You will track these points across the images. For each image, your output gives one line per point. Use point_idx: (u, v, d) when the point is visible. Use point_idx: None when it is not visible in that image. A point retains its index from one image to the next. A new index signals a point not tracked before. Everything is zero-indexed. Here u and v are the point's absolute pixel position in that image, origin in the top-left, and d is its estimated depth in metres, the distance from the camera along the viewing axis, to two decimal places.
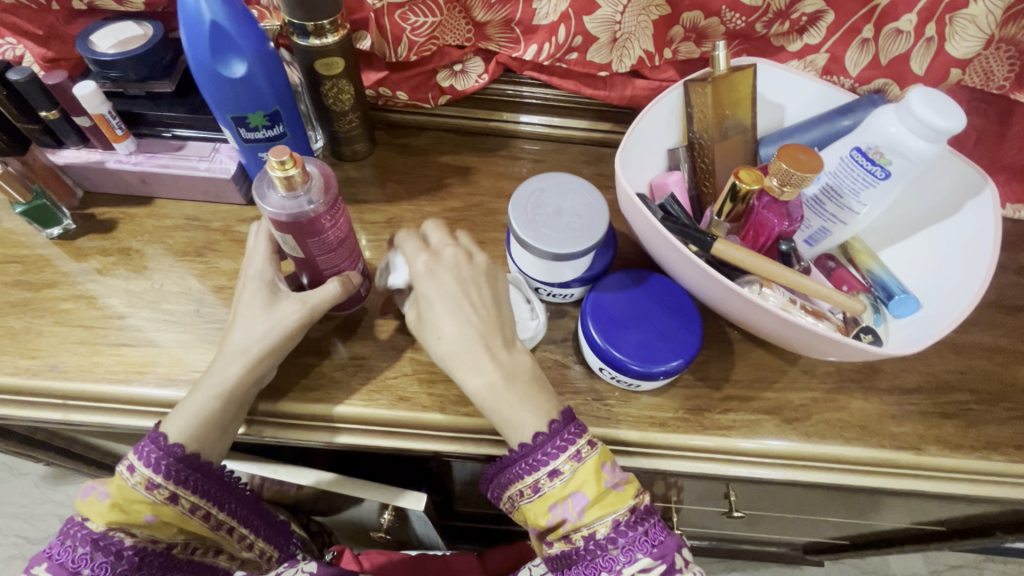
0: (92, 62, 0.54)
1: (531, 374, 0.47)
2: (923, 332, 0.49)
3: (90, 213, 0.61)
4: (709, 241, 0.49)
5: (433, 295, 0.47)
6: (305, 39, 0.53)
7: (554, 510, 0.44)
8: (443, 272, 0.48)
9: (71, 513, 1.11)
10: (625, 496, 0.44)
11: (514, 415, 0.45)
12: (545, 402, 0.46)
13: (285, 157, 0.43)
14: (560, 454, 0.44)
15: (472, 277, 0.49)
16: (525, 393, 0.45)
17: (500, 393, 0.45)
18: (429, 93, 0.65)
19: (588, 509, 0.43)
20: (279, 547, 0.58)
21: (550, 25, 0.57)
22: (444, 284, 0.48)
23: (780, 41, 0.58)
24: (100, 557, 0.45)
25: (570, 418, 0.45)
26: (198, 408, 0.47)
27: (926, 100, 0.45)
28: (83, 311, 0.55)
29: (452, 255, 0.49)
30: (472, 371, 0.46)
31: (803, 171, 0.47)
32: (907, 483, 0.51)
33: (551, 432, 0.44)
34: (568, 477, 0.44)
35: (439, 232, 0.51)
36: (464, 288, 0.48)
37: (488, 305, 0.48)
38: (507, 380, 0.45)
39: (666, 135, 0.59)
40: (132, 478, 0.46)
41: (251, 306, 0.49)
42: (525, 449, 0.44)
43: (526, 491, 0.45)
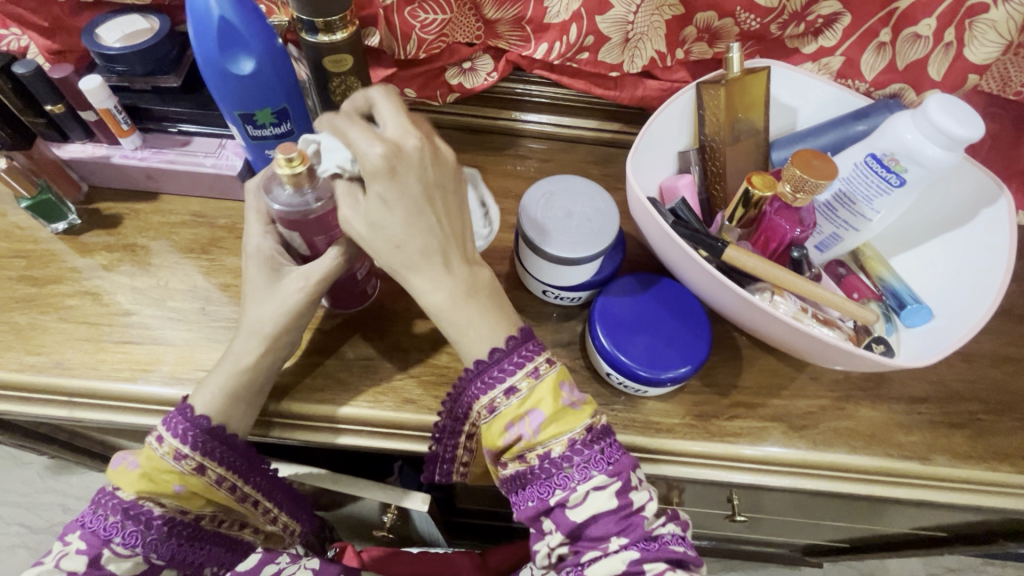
0: (98, 56, 0.53)
1: (490, 288, 0.45)
2: (936, 343, 0.49)
3: (96, 208, 0.61)
4: (719, 247, 0.49)
5: (396, 200, 0.41)
6: (313, 36, 0.52)
7: (510, 429, 0.41)
8: (407, 173, 0.40)
9: (74, 503, 1.11)
10: (582, 415, 0.42)
11: (472, 330, 0.43)
12: (504, 316, 0.44)
13: (294, 154, 0.42)
14: (516, 371, 0.42)
15: (437, 181, 0.42)
16: (486, 309, 0.44)
17: (459, 306, 0.43)
18: (437, 91, 0.64)
19: (544, 425, 0.41)
20: (302, 521, 0.58)
21: (561, 24, 0.56)
22: (407, 189, 0.41)
23: (795, 43, 0.58)
24: (130, 526, 0.45)
25: (529, 337, 0.44)
26: (224, 382, 0.48)
27: (944, 107, 0.44)
28: (88, 307, 0.54)
29: (417, 150, 0.41)
30: (429, 283, 0.43)
31: (817, 178, 0.46)
32: (913, 493, 0.51)
33: (510, 348, 0.43)
34: (525, 394, 0.41)
35: (400, 120, 0.42)
36: (427, 194, 0.42)
37: (451, 214, 0.43)
38: (467, 293, 0.43)
39: (678, 137, 0.58)
40: (160, 448, 0.45)
41: (256, 286, 0.49)
42: (482, 366, 0.43)
43: (482, 411, 0.43)
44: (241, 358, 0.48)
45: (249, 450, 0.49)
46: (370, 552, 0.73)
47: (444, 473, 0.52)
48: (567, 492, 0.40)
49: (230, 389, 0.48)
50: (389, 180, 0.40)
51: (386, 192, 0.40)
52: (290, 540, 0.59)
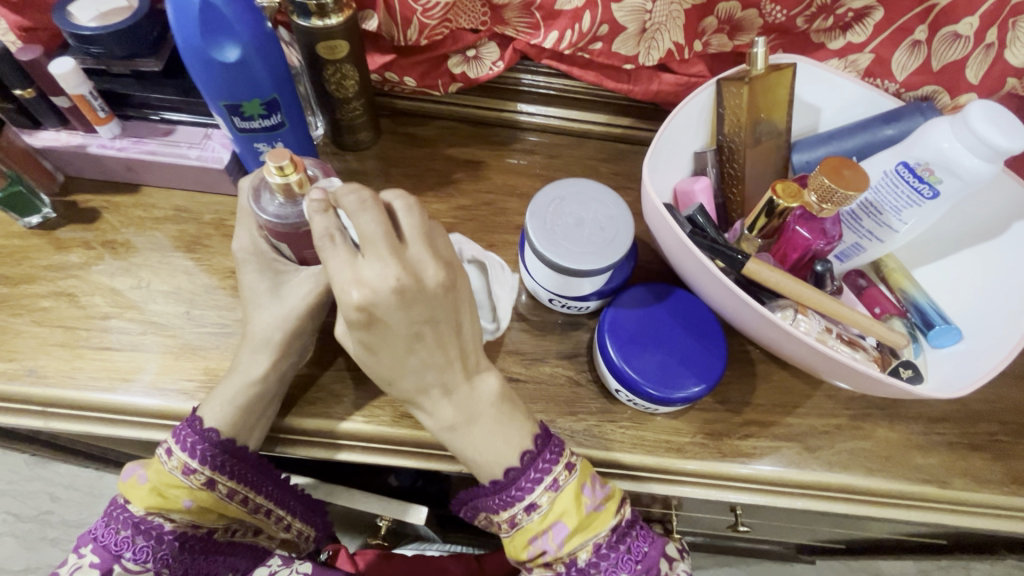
0: (71, 36, 0.49)
1: (496, 402, 0.43)
2: (965, 368, 0.47)
3: (73, 200, 0.57)
4: (739, 260, 0.46)
5: (381, 346, 0.39)
6: (306, 19, 0.48)
7: (534, 543, 0.41)
8: (386, 317, 0.37)
9: (62, 491, 1.09)
10: (607, 516, 0.41)
11: (478, 453, 0.42)
12: (515, 432, 0.42)
13: (285, 162, 0.39)
14: (536, 487, 0.41)
15: (427, 314, 0.38)
16: (492, 431, 0.42)
17: (463, 433, 0.42)
18: (439, 80, 0.60)
19: (569, 538, 0.40)
20: (317, 526, 0.55)
21: (573, 11, 0.52)
22: (389, 333, 0.38)
23: (822, 37, 0.54)
24: (142, 541, 0.43)
25: (548, 436, 0.43)
26: (233, 396, 0.45)
27: (988, 114, 0.41)
28: (64, 309, 0.51)
29: (396, 287, 0.36)
30: (432, 409, 0.42)
31: (847, 189, 0.43)
32: (926, 515, 0.50)
33: (525, 464, 0.41)
34: (546, 509, 0.41)
35: (376, 249, 0.37)
36: (418, 331, 0.38)
37: (445, 340, 0.40)
38: (468, 419, 0.42)
39: (694, 136, 0.55)
40: (170, 462, 0.44)
41: (257, 292, 0.47)
42: (499, 484, 0.42)
43: (503, 524, 0.43)
44: (251, 371, 0.46)
45: (263, 462, 0.47)
46: (364, 557, 0.67)
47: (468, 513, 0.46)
48: None
49: (239, 403, 0.45)
50: (370, 329, 0.38)
51: (368, 338, 0.38)
52: (307, 544, 0.56)
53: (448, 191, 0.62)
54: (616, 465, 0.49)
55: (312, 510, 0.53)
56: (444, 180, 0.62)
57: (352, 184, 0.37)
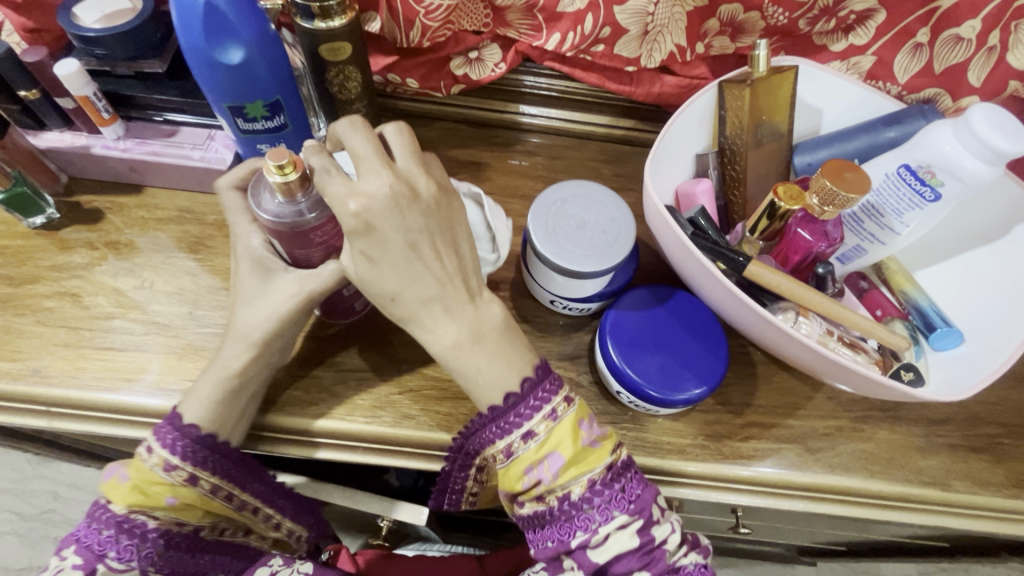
0: (75, 38, 0.49)
1: (499, 327, 0.42)
2: (968, 371, 0.47)
3: (76, 201, 0.57)
4: (741, 261, 0.46)
5: (381, 254, 0.38)
6: (308, 21, 0.48)
7: (529, 473, 0.40)
8: (384, 224, 0.38)
9: (65, 490, 1.09)
10: (602, 453, 0.41)
11: (483, 376, 0.41)
12: (516, 355, 0.41)
13: (285, 161, 0.39)
14: (533, 415, 0.40)
15: (422, 223, 0.39)
16: (495, 352, 0.41)
17: (467, 354, 0.40)
18: (441, 82, 0.60)
19: (565, 469, 0.40)
20: (307, 524, 0.56)
21: (576, 14, 0.52)
22: (388, 241, 0.38)
23: (824, 40, 0.54)
24: (125, 540, 0.43)
25: (547, 371, 0.42)
26: (212, 391, 0.45)
27: (990, 118, 0.41)
28: (67, 309, 0.51)
29: (390, 193, 0.38)
30: (434, 330, 0.40)
31: (849, 192, 0.43)
32: (927, 518, 0.50)
33: (524, 391, 0.41)
34: (543, 438, 0.40)
35: (371, 163, 0.38)
36: (415, 241, 0.39)
37: (443, 254, 0.40)
38: (474, 338, 0.41)
39: (696, 139, 0.55)
40: (150, 459, 0.43)
41: (246, 286, 0.46)
42: (496, 411, 0.41)
43: (498, 455, 0.41)
44: (231, 365, 0.45)
45: (245, 458, 0.47)
46: (364, 556, 0.67)
47: (454, 502, 0.51)
48: (589, 533, 0.39)
49: (218, 398, 0.45)
50: (369, 237, 0.38)
51: (368, 248, 0.38)
52: (297, 543, 0.56)
53: None
54: None
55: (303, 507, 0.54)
56: None
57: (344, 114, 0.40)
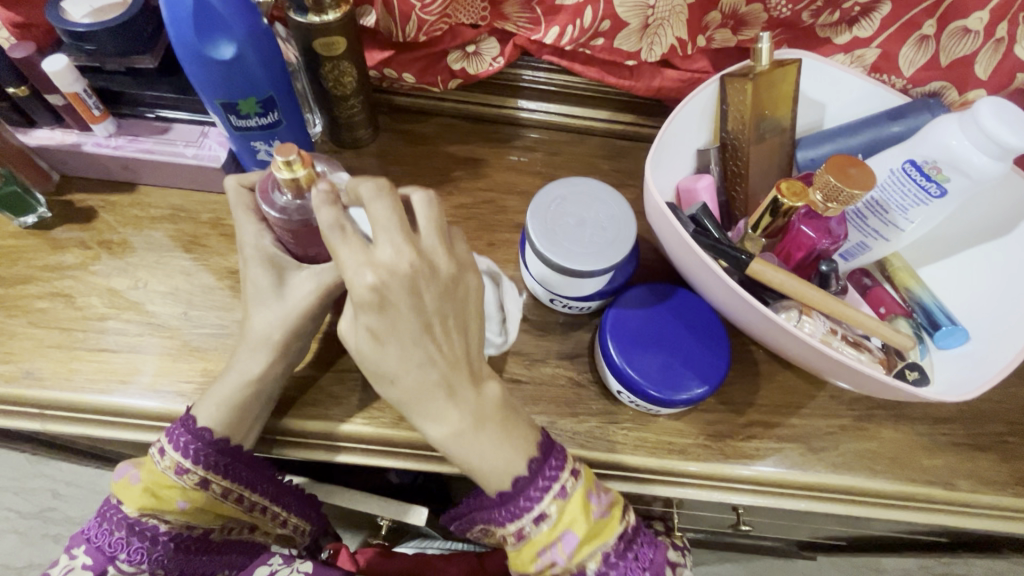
0: (64, 33, 0.48)
1: (501, 412, 0.41)
2: (972, 370, 0.46)
3: (68, 200, 0.56)
4: (744, 259, 0.45)
5: (390, 334, 0.37)
6: (302, 15, 0.47)
7: (543, 555, 0.41)
8: (398, 304, 0.37)
9: (65, 489, 1.09)
10: (612, 523, 0.42)
11: (485, 462, 0.40)
12: (520, 440, 0.41)
13: (293, 157, 0.38)
14: (544, 496, 0.40)
15: (436, 301, 0.38)
16: (498, 441, 0.40)
17: (468, 441, 0.40)
18: (438, 76, 0.59)
19: (579, 548, 0.40)
20: (313, 521, 0.55)
21: (575, 6, 0.51)
22: (400, 320, 0.37)
23: (828, 32, 0.53)
24: (136, 542, 0.43)
25: (550, 447, 0.42)
26: (227, 395, 0.44)
27: (998, 111, 0.40)
28: (61, 311, 0.51)
29: (409, 271, 0.36)
30: (434, 418, 0.39)
31: (854, 188, 0.42)
32: (930, 516, 0.49)
33: (531, 474, 0.40)
34: (555, 519, 0.40)
35: (390, 236, 0.36)
36: (427, 322, 0.38)
37: (453, 339, 0.40)
38: (475, 425, 0.40)
39: (697, 133, 0.54)
40: (162, 462, 0.43)
41: (258, 288, 0.46)
42: (505, 496, 0.41)
43: (510, 534, 0.42)
44: (249, 369, 0.45)
45: (257, 460, 0.47)
46: (364, 555, 0.67)
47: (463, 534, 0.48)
48: None
49: (234, 403, 0.44)
50: (381, 314, 0.37)
51: (377, 326, 0.37)
52: (302, 539, 0.56)
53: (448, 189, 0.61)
54: (619, 467, 0.49)
55: (308, 503, 0.53)
56: (444, 177, 0.62)
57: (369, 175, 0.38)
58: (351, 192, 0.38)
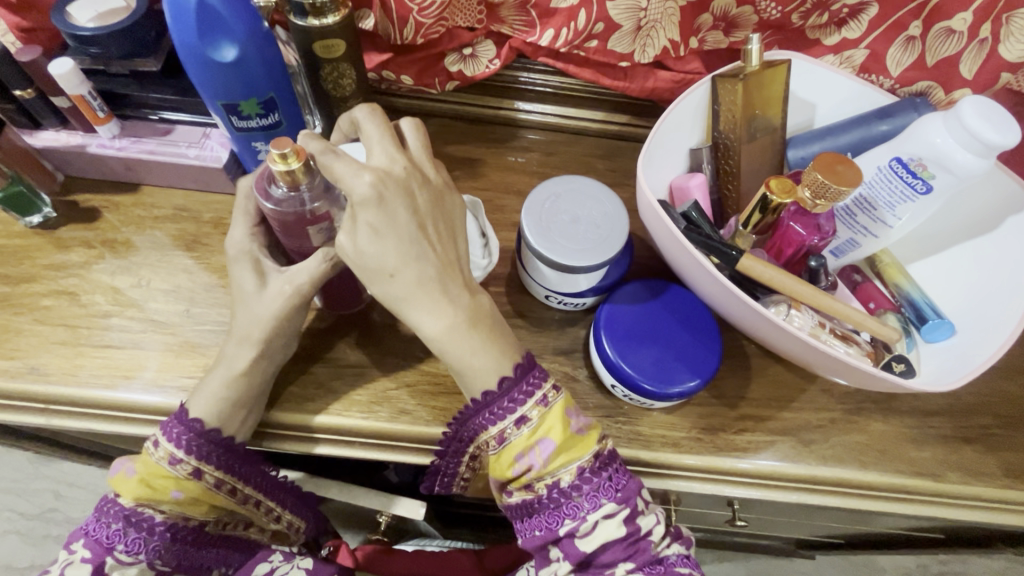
0: (70, 37, 0.49)
1: (491, 316, 0.42)
2: (958, 362, 0.47)
3: (73, 200, 0.57)
4: (733, 255, 0.46)
5: (387, 227, 0.39)
6: (303, 19, 0.49)
7: (519, 460, 0.41)
8: (396, 200, 0.39)
9: (68, 489, 1.10)
10: (590, 441, 0.41)
11: (477, 361, 0.41)
12: (506, 344, 0.42)
13: (288, 150, 0.39)
14: (525, 401, 0.41)
15: (427, 206, 0.41)
16: (489, 338, 0.41)
17: (460, 337, 0.40)
18: (435, 78, 0.60)
19: (554, 455, 0.40)
20: (307, 517, 0.56)
21: (569, 9, 0.52)
22: (398, 215, 0.39)
23: (817, 33, 0.54)
24: (134, 532, 0.43)
25: (533, 362, 0.43)
26: (216, 389, 0.45)
27: (979, 110, 0.41)
28: (65, 308, 0.52)
29: (403, 173, 0.41)
30: (429, 312, 0.40)
31: (840, 184, 0.43)
32: (919, 508, 0.50)
33: (515, 377, 0.41)
34: (535, 423, 0.41)
35: (383, 145, 0.41)
36: (420, 221, 0.40)
37: (444, 241, 0.42)
38: (468, 323, 0.41)
39: (690, 133, 0.55)
40: (157, 453, 0.44)
41: (242, 290, 0.47)
42: (489, 397, 0.41)
43: (490, 441, 0.42)
44: (235, 363, 0.46)
45: (249, 452, 0.48)
46: (363, 550, 0.67)
47: (444, 486, 0.49)
48: (576, 522, 0.40)
49: (224, 396, 0.45)
50: (380, 208, 0.39)
51: (376, 220, 0.39)
52: (296, 536, 0.56)
53: None
54: None
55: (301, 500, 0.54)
56: None
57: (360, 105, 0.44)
58: (348, 121, 0.45)
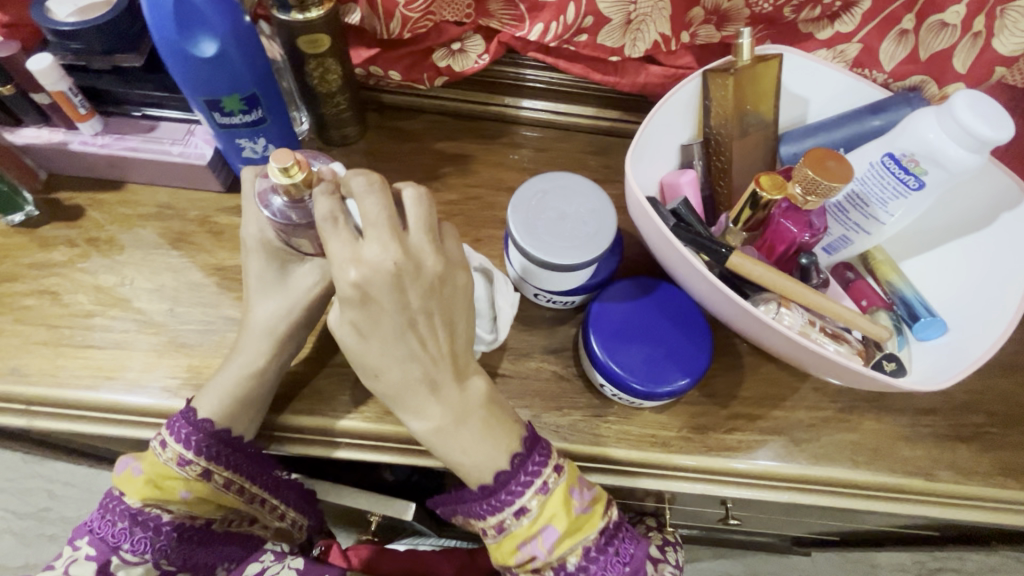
0: (50, 33, 0.49)
1: (485, 408, 0.42)
2: (951, 360, 0.46)
3: (56, 198, 0.56)
4: (723, 253, 0.45)
5: (371, 329, 0.39)
6: (286, 12, 0.48)
7: (523, 549, 0.41)
8: (380, 301, 0.38)
9: (61, 489, 1.09)
10: (595, 517, 0.42)
11: (465, 458, 0.41)
12: (504, 436, 0.41)
13: (291, 163, 0.39)
14: (526, 490, 0.40)
15: (421, 301, 0.39)
16: (480, 434, 0.41)
17: (447, 436, 0.41)
18: (424, 74, 0.59)
19: (559, 542, 0.40)
20: (310, 514, 0.56)
21: (558, 3, 0.52)
22: (382, 316, 0.38)
23: (809, 27, 0.53)
24: (140, 531, 0.44)
25: (535, 441, 0.42)
26: (230, 387, 0.45)
27: (971, 105, 0.41)
28: (47, 308, 0.51)
29: (394, 270, 0.38)
30: (418, 411, 0.41)
31: (831, 180, 0.43)
32: (912, 507, 0.50)
33: (514, 468, 0.41)
34: (535, 514, 0.40)
35: (378, 234, 0.38)
36: (410, 320, 0.39)
37: (437, 336, 0.41)
38: (455, 421, 0.41)
39: (680, 129, 0.54)
40: (164, 453, 0.44)
41: (263, 280, 0.47)
42: (488, 490, 0.41)
43: (491, 529, 0.42)
44: (251, 362, 0.46)
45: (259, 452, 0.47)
46: (357, 553, 0.65)
47: (446, 509, 0.45)
48: None
49: (237, 394, 0.45)
50: (363, 309, 0.38)
51: (360, 320, 0.39)
52: (298, 532, 0.57)
53: (435, 186, 0.62)
54: (602, 460, 0.49)
55: (306, 498, 0.54)
56: (431, 174, 0.62)
57: (359, 171, 0.38)
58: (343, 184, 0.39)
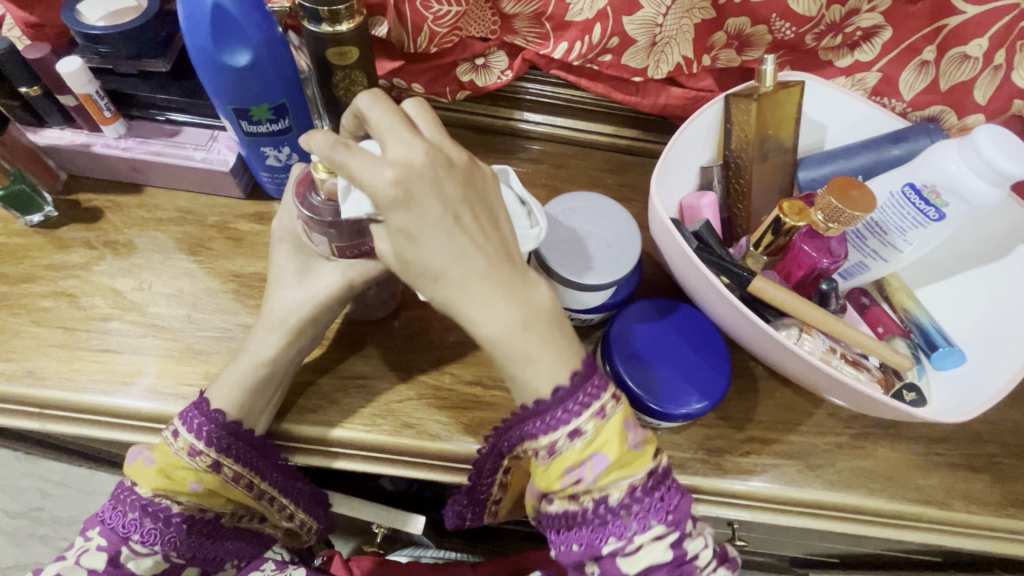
0: (79, 36, 0.49)
1: (553, 314, 0.39)
2: (969, 392, 0.47)
3: (75, 199, 0.56)
4: (745, 276, 0.46)
5: (418, 228, 0.36)
6: (316, 24, 0.46)
7: (569, 473, 0.39)
8: (425, 195, 0.35)
9: (51, 488, 1.07)
10: (646, 457, 0.40)
11: (537, 365, 0.38)
12: (565, 347, 0.39)
13: None
14: (583, 412, 0.39)
15: (462, 196, 0.37)
16: (548, 337, 0.38)
17: (519, 339, 0.37)
18: (446, 88, 0.60)
19: (607, 471, 0.38)
20: (319, 517, 0.54)
21: (584, 23, 0.52)
22: (429, 213, 0.35)
23: (829, 55, 0.54)
24: (149, 523, 0.43)
25: (594, 368, 0.40)
26: (241, 376, 0.44)
27: (994, 140, 0.41)
28: (64, 310, 0.51)
29: (429, 163, 0.35)
30: (483, 311, 0.37)
31: (854, 210, 0.43)
32: (923, 535, 0.50)
33: (573, 387, 0.39)
34: (591, 437, 0.38)
35: (398, 134, 0.36)
36: (456, 215, 0.36)
37: (488, 233, 0.38)
38: (525, 323, 0.38)
39: (701, 151, 0.55)
40: (176, 443, 0.43)
41: (285, 271, 0.47)
42: (543, 406, 0.39)
43: (539, 451, 0.40)
44: (259, 352, 0.45)
45: (267, 445, 0.46)
46: (359, 564, 0.65)
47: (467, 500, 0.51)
48: (622, 541, 0.39)
49: (247, 383, 0.44)
50: (409, 208, 0.35)
51: (406, 222, 0.35)
52: (307, 536, 0.55)
53: None
54: None
55: (314, 501, 0.52)
56: None
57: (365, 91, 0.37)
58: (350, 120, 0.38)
